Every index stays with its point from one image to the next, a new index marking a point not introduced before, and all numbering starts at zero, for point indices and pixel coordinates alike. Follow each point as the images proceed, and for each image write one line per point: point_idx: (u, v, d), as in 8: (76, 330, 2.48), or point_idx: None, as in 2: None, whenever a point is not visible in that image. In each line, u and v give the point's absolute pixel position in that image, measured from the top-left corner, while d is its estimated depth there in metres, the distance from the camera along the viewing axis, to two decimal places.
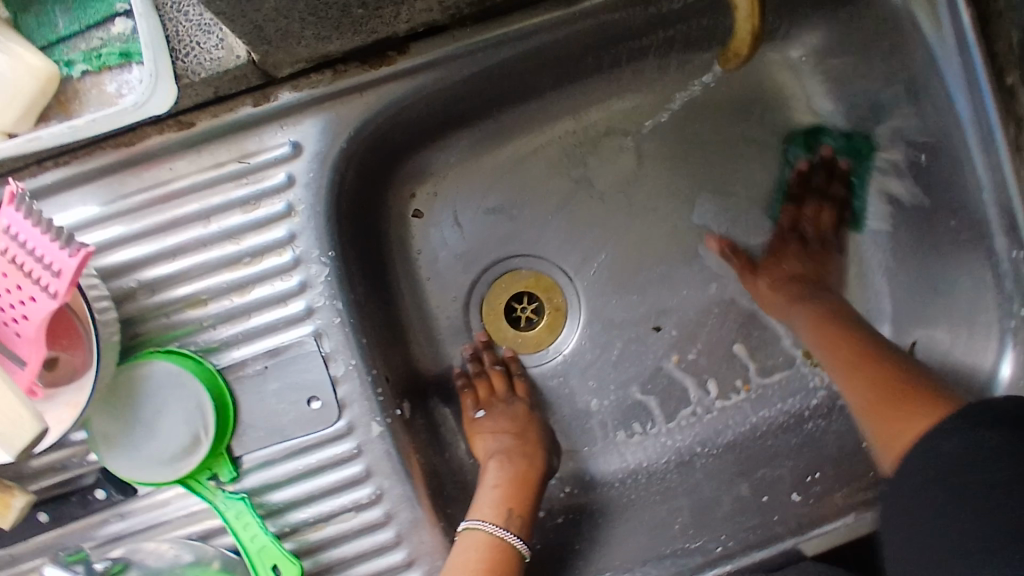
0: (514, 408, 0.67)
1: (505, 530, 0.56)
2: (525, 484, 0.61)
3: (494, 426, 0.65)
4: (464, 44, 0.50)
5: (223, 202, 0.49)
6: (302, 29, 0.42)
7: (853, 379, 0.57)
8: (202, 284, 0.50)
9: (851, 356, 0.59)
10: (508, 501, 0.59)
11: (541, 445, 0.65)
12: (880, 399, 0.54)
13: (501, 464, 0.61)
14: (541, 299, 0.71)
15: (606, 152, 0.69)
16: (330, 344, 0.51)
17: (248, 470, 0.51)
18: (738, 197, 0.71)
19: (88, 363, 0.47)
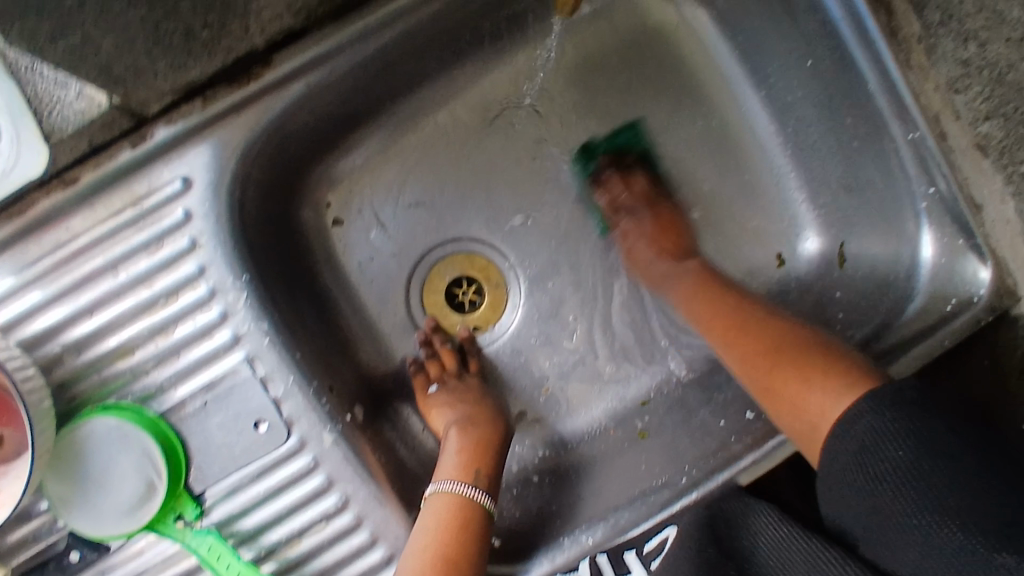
0: (467, 382, 0.67)
1: (475, 489, 0.57)
2: (487, 446, 0.61)
3: (448, 400, 0.65)
4: (327, 44, 0.50)
5: (127, 250, 0.50)
6: (151, 61, 0.44)
7: (744, 356, 0.57)
8: (125, 334, 0.51)
9: (724, 332, 0.59)
10: (474, 463, 0.59)
11: (499, 412, 0.66)
12: (778, 382, 0.53)
13: (462, 429, 0.62)
14: (479, 280, 0.71)
15: (509, 123, 0.70)
16: (265, 366, 0.52)
17: (211, 504, 0.52)
18: (652, 144, 0.71)
19: (20, 422, 0.48)
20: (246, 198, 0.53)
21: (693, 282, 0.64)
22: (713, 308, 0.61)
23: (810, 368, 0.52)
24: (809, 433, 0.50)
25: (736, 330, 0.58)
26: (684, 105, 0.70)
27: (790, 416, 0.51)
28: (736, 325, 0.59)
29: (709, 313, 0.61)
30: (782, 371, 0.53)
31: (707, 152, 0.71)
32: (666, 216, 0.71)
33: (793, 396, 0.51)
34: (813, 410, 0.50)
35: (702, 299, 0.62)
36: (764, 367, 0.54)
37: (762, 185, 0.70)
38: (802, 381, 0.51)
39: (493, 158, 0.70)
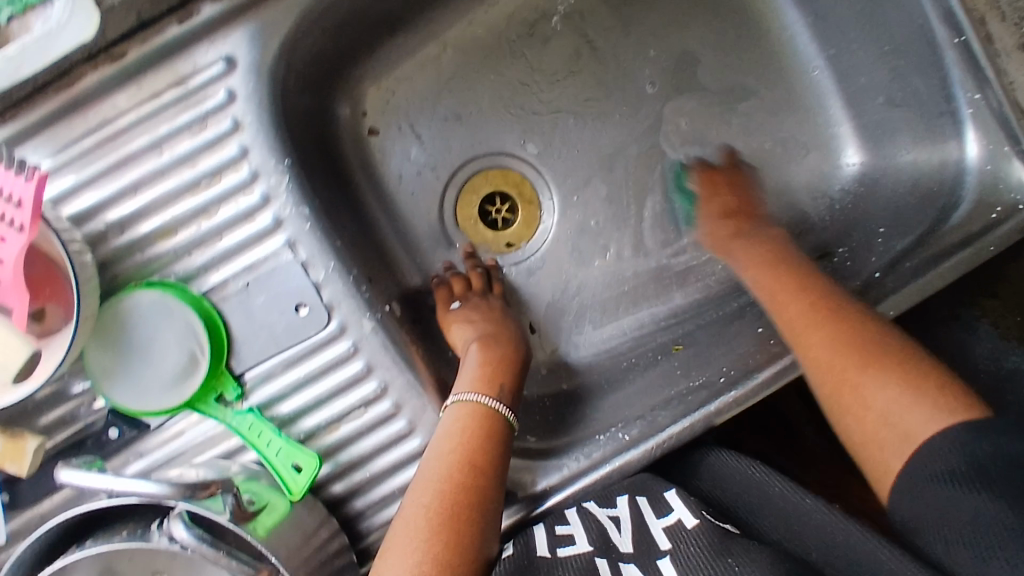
0: (487, 302, 0.66)
1: (501, 402, 0.55)
2: (507, 364, 0.60)
3: (468, 316, 0.64)
4: None
5: (171, 129, 0.50)
6: None
7: (808, 329, 0.52)
8: (167, 215, 0.51)
9: (810, 305, 0.53)
10: (498, 378, 0.58)
11: (521, 336, 0.65)
12: (871, 396, 0.47)
13: (483, 345, 0.61)
14: (513, 196, 0.71)
15: (545, 36, 0.69)
16: (306, 250, 0.52)
17: (254, 384, 0.52)
18: (690, 60, 0.70)
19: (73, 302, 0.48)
20: (286, 85, 0.53)
21: (785, 280, 0.57)
22: (782, 302, 0.55)
23: (889, 373, 0.47)
24: (872, 459, 0.47)
25: (831, 315, 0.51)
26: (720, 20, 0.70)
27: (879, 429, 0.47)
28: (812, 294, 0.54)
29: (789, 308, 0.54)
30: (863, 362, 0.49)
31: (744, 68, 0.70)
32: (701, 135, 0.71)
33: (884, 428, 0.46)
34: (896, 418, 0.46)
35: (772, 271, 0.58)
36: (828, 347, 0.50)
37: (799, 101, 0.70)
38: (881, 387, 0.47)
39: (526, 73, 0.70)
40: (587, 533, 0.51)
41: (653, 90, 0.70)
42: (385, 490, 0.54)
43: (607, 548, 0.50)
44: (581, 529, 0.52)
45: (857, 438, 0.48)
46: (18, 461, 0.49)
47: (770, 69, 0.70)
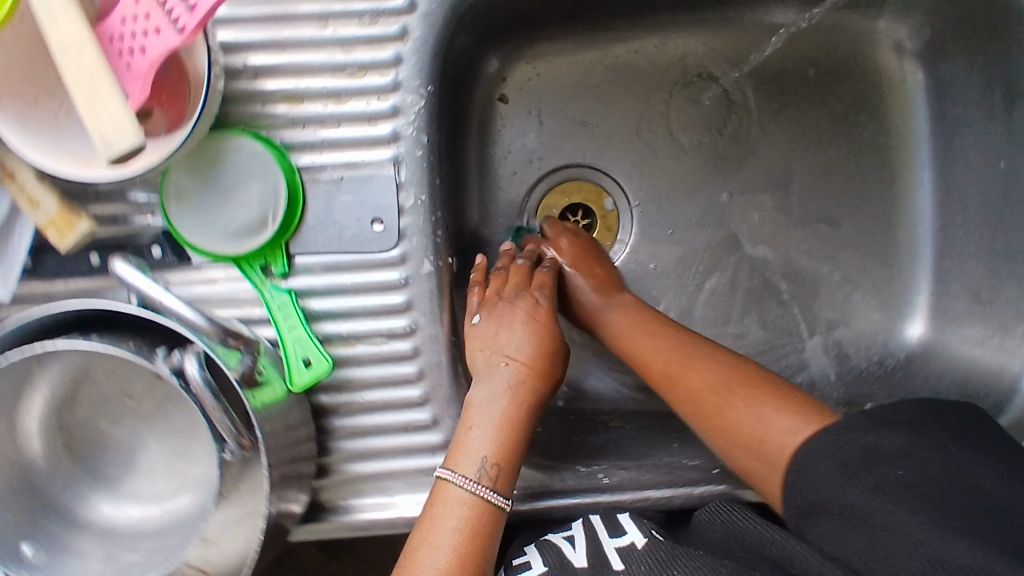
0: (517, 320, 0.57)
1: (478, 485, 0.51)
2: (512, 429, 0.53)
3: (493, 338, 0.56)
4: None
5: (344, 10, 0.51)
6: None
7: (682, 357, 0.58)
8: (303, 83, 0.52)
9: (668, 347, 0.59)
10: (485, 447, 0.52)
11: (551, 378, 0.56)
12: (747, 426, 0.52)
13: (488, 396, 0.53)
14: (596, 216, 0.71)
15: (696, 85, 0.69)
16: (406, 173, 0.53)
17: (301, 269, 0.52)
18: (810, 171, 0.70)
19: (182, 120, 0.49)
20: (459, 19, 0.54)
21: (641, 326, 0.61)
22: (643, 346, 0.60)
23: (763, 403, 0.52)
24: (759, 475, 0.51)
25: (686, 358, 0.57)
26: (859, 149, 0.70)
27: (749, 453, 0.52)
28: (671, 332, 0.60)
29: (648, 349, 0.60)
30: (742, 389, 0.54)
31: (858, 201, 0.70)
32: (790, 244, 0.70)
33: (755, 440, 0.51)
34: (753, 427, 0.52)
35: (626, 314, 0.62)
36: (713, 376, 0.55)
37: (895, 258, 0.69)
38: (750, 410, 0.52)
39: (665, 114, 0.69)
40: (543, 556, 0.54)
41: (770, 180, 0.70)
42: (367, 422, 0.54)
43: (563, 566, 0.52)
44: (538, 553, 0.54)
45: (756, 470, 0.51)
46: (62, 234, 0.49)
47: (881, 214, 0.70)
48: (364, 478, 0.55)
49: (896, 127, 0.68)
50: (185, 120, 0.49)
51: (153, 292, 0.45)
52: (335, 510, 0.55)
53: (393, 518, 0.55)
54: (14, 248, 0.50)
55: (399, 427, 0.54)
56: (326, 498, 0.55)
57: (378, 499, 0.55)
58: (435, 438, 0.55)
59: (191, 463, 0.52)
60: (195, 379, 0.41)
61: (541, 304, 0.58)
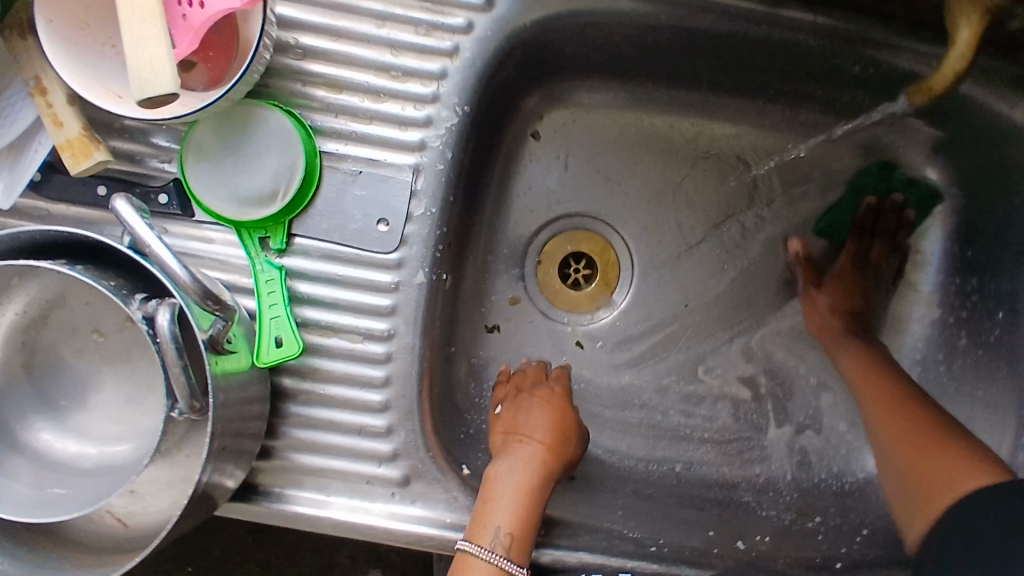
0: (535, 404, 0.61)
1: (496, 553, 0.51)
2: (529, 500, 0.54)
3: (512, 423, 0.59)
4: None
5: (403, 15, 0.52)
6: None
7: (897, 419, 0.58)
8: (346, 73, 0.52)
9: (900, 413, 0.59)
10: (503, 516, 0.52)
11: (565, 463, 0.59)
12: (930, 472, 0.53)
13: (508, 470, 0.55)
14: (597, 268, 0.71)
15: (724, 168, 0.69)
16: (423, 183, 0.54)
17: (297, 249, 0.53)
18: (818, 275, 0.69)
19: (219, 82, 0.50)
20: (512, 52, 0.56)
21: (873, 369, 0.63)
22: (877, 398, 0.61)
23: (949, 463, 0.53)
24: (922, 502, 0.53)
25: (898, 423, 0.58)
26: (864, 270, 0.70)
27: (925, 491, 0.53)
28: (905, 399, 0.60)
29: (882, 417, 0.60)
30: (932, 448, 0.55)
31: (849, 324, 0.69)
32: (774, 347, 0.70)
33: (930, 477, 0.53)
34: (939, 475, 0.52)
35: (863, 374, 0.63)
36: (927, 444, 0.55)
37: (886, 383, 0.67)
38: (944, 464, 0.53)
39: (685, 188, 0.69)
40: None
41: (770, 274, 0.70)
42: (320, 416, 0.53)
43: None
44: None
45: (917, 495, 0.54)
46: (77, 158, 0.49)
47: (871, 339, 0.68)
48: (304, 470, 0.54)
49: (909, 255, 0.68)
50: (222, 82, 0.50)
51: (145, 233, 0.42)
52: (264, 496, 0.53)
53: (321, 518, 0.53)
54: (26, 163, 0.51)
55: (351, 427, 0.53)
56: (261, 481, 0.54)
57: (316, 496, 0.54)
58: (383, 448, 0.54)
59: (141, 413, 0.52)
60: (166, 329, 0.40)
61: (556, 391, 0.62)
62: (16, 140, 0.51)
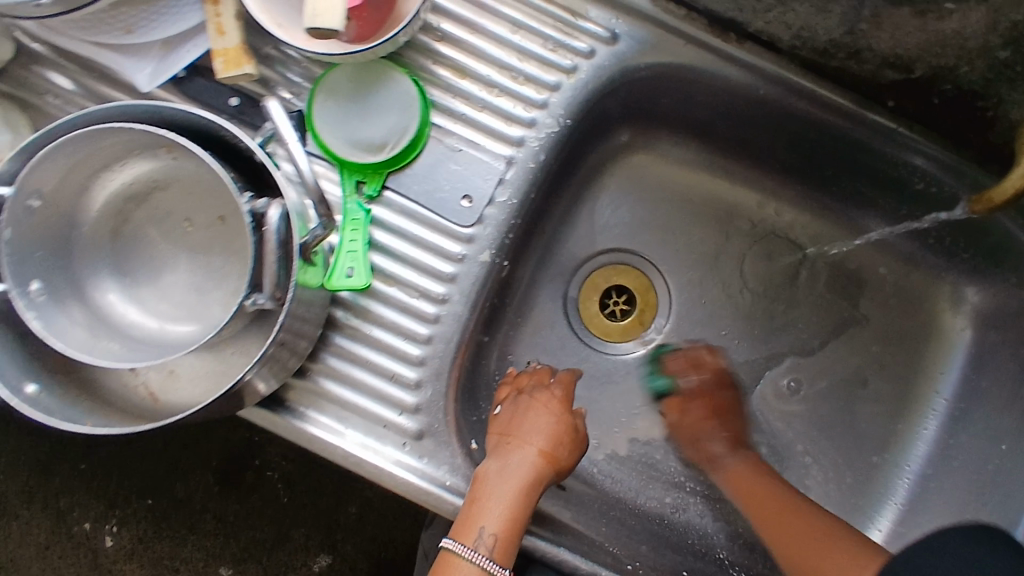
0: (533, 406, 0.59)
1: (476, 553, 0.52)
2: (519, 503, 0.54)
3: (508, 423, 0.59)
4: (758, 61, 0.58)
5: (536, 29, 0.59)
6: None
7: (792, 520, 0.57)
8: (472, 63, 0.58)
9: (784, 509, 0.59)
10: (488, 517, 0.53)
11: (562, 468, 0.58)
12: (806, 549, 0.55)
13: (498, 472, 0.54)
14: (635, 306, 0.75)
15: (778, 246, 0.73)
16: (512, 175, 0.59)
17: (386, 201, 0.58)
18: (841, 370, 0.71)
19: (369, 39, 0.55)
20: (619, 88, 0.61)
21: (758, 477, 0.63)
22: (766, 495, 0.61)
23: (831, 547, 0.54)
24: None
25: (788, 509, 0.59)
26: (882, 376, 0.71)
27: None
28: (784, 506, 0.59)
29: (764, 513, 0.60)
30: (815, 537, 0.55)
31: (853, 423, 0.71)
32: (779, 424, 0.71)
33: (808, 554, 0.55)
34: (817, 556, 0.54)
35: (744, 483, 0.63)
36: (814, 525, 0.56)
37: (876, 487, 0.69)
38: (825, 552, 0.54)
39: (737, 258, 0.73)
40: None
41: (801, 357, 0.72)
42: (360, 355, 0.57)
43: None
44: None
45: None
46: (227, 66, 0.53)
47: (869, 444, 0.70)
48: (329, 398, 0.57)
49: (930, 375, 0.70)
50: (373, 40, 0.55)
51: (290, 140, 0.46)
52: (285, 409, 0.56)
53: (331, 446, 0.56)
54: (174, 60, 0.56)
55: (386, 372, 0.57)
56: (289, 397, 0.57)
57: (333, 424, 0.56)
58: (408, 399, 0.57)
59: (204, 302, 0.55)
60: (274, 226, 0.45)
61: (559, 392, 0.61)
62: (173, 36, 0.56)
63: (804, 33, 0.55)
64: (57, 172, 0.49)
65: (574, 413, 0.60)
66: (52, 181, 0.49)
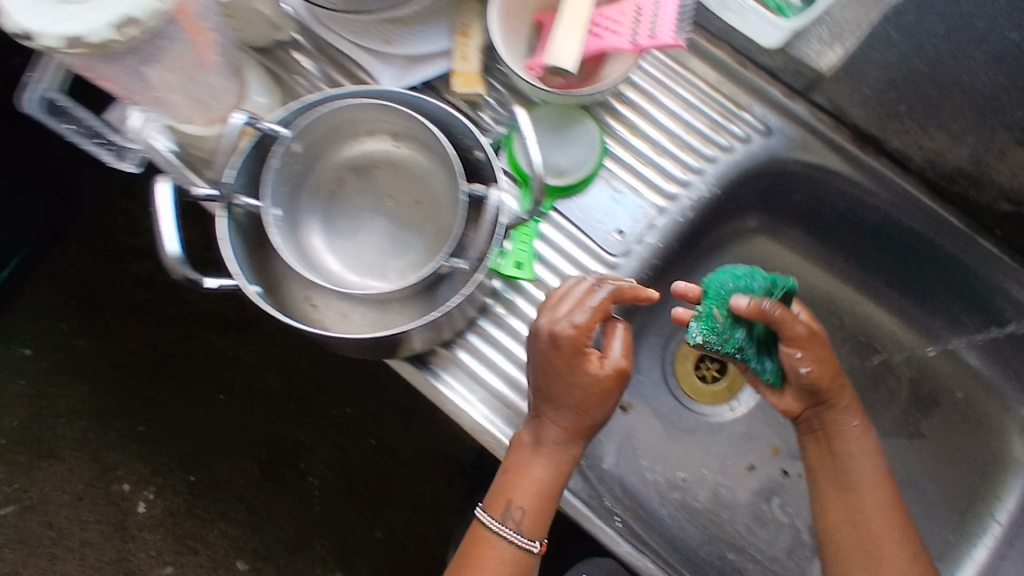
0: (567, 372, 0.58)
1: (503, 525, 0.60)
2: (549, 480, 0.60)
3: (541, 387, 0.59)
4: (888, 175, 0.69)
5: (705, 110, 0.70)
6: (861, 72, 0.64)
7: (878, 496, 0.61)
8: (645, 127, 0.70)
9: (876, 483, 0.61)
10: (514, 491, 0.60)
11: (587, 436, 0.61)
12: (884, 530, 0.59)
13: (530, 448, 0.60)
14: (727, 375, 0.82)
15: (865, 347, 0.79)
16: (662, 223, 0.69)
17: (551, 220, 0.68)
18: (909, 473, 0.76)
19: (575, 86, 0.67)
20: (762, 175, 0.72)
21: (857, 435, 0.63)
22: (859, 458, 0.62)
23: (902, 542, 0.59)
24: (847, 543, 0.60)
25: (882, 488, 0.61)
26: (949, 488, 0.75)
27: (858, 542, 0.59)
28: (877, 473, 0.61)
29: (850, 469, 0.62)
30: (894, 524, 0.60)
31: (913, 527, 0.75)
32: None
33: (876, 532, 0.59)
34: (890, 540, 0.59)
35: (843, 430, 0.63)
36: (898, 515, 0.60)
37: None
38: (895, 542, 0.59)
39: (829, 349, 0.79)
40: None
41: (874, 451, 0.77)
42: (501, 341, 0.66)
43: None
44: None
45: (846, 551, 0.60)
46: (465, 85, 0.67)
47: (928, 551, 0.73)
48: (465, 370, 0.65)
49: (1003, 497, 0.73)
50: (579, 86, 0.67)
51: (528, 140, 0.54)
52: (428, 370, 0.65)
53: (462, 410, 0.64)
54: (415, 74, 0.68)
55: (519, 361, 0.66)
56: (433, 360, 0.65)
57: (466, 393, 0.65)
58: None
59: (387, 265, 0.65)
60: (492, 207, 0.56)
61: (587, 344, 0.58)
62: (418, 55, 0.68)
63: (935, 157, 0.66)
64: (321, 127, 0.61)
65: (588, 351, 0.58)
66: (314, 134, 0.61)
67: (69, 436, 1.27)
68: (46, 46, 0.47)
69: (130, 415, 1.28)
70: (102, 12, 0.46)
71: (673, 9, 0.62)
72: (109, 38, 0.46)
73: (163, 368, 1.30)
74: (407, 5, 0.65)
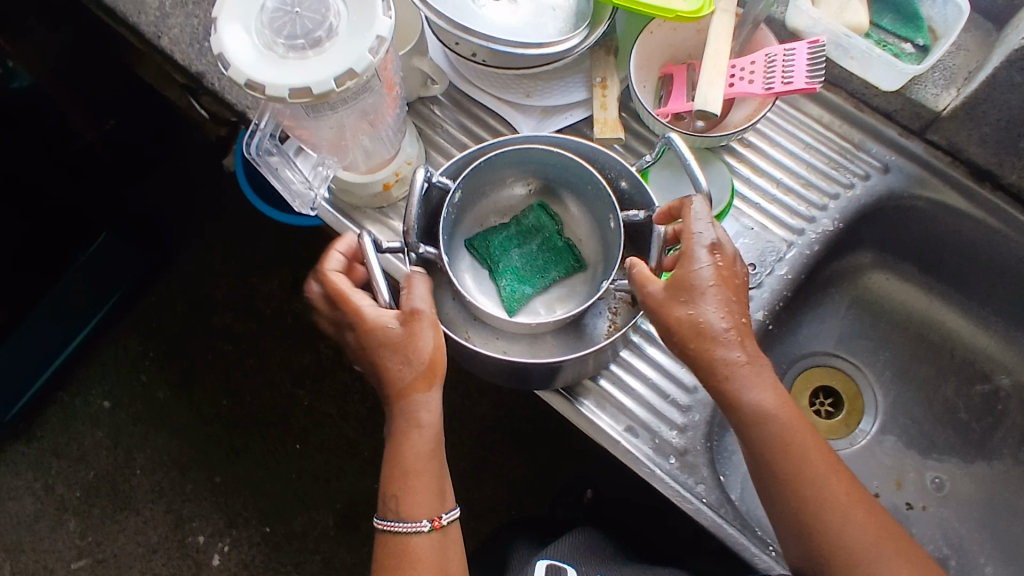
0: (375, 340, 0.59)
1: (389, 521, 0.59)
2: (411, 455, 0.58)
3: (371, 367, 0.60)
4: (1004, 207, 0.72)
5: (823, 152, 0.75)
6: (979, 110, 0.68)
7: (827, 485, 0.55)
8: (769, 168, 0.74)
9: (818, 472, 0.55)
10: (387, 482, 0.59)
11: (431, 392, 0.59)
12: (847, 524, 0.54)
13: (391, 433, 0.60)
14: (841, 412, 0.82)
15: (977, 379, 0.80)
16: (791, 256, 0.73)
17: None
18: None
19: (716, 128, 0.73)
20: (878, 210, 0.76)
21: (783, 418, 0.56)
22: (796, 440, 0.56)
23: (872, 536, 0.54)
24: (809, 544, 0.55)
25: (827, 474, 0.56)
26: None
27: (824, 540, 0.54)
28: (817, 459, 0.56)
29: (785, 461, 0.55)
30: (857, 516, 0.55)
31: None
32: (964, 540, 0.75)
33: (838, 526, 0.54)
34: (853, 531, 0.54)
35: (763, 414, 0.55)
36: (855, 507, 0.55)
37: None
38: (866, 537, 0.54)
39: (941, 381, 0.81)
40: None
41: (991, 480, 0.77)
42: (645, 372, 0.70)
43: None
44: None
45: (812, 548, 0.55)
46: (603, 131, 0.71)
47: None
48: (612, 401, 0.68)
49: None
50: (719, 128, 0.73)
51: (690, 162, 0.60)
52: (577, 400, 0.68)
53: (613, 439, 0.66)
54: (552, 122, 0.74)
55: (662, 392, 0.69)
56: (577, 389, 0.68)
57: (612, 422, 0.67)
58: (678, 419, 0.69)
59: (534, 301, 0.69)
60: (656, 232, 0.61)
61: (362, 311, 0.59)
62: (552, 108, 0.74)
63: None
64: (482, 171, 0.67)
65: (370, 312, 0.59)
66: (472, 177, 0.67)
67: (145, 485, 1.25)
68: (271, 96, 0.50)
69: (205, 465, 1.26)
70: (329, 67, 0.51)
71: (805, 54, 0.65)
72: (330, 89, 0.50)
73: (239, 417, 1.28)
74: (555, 62, 0.70)
